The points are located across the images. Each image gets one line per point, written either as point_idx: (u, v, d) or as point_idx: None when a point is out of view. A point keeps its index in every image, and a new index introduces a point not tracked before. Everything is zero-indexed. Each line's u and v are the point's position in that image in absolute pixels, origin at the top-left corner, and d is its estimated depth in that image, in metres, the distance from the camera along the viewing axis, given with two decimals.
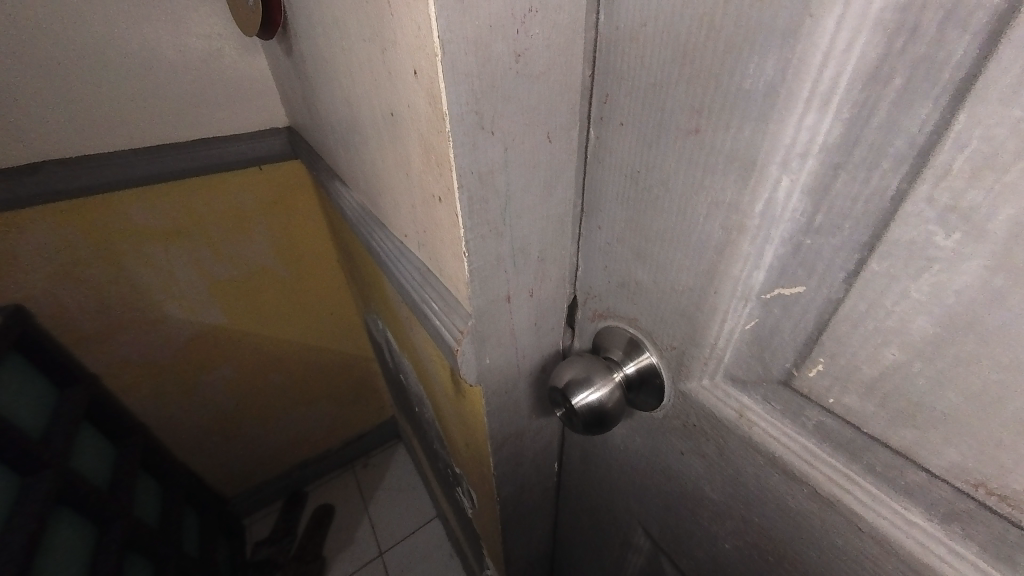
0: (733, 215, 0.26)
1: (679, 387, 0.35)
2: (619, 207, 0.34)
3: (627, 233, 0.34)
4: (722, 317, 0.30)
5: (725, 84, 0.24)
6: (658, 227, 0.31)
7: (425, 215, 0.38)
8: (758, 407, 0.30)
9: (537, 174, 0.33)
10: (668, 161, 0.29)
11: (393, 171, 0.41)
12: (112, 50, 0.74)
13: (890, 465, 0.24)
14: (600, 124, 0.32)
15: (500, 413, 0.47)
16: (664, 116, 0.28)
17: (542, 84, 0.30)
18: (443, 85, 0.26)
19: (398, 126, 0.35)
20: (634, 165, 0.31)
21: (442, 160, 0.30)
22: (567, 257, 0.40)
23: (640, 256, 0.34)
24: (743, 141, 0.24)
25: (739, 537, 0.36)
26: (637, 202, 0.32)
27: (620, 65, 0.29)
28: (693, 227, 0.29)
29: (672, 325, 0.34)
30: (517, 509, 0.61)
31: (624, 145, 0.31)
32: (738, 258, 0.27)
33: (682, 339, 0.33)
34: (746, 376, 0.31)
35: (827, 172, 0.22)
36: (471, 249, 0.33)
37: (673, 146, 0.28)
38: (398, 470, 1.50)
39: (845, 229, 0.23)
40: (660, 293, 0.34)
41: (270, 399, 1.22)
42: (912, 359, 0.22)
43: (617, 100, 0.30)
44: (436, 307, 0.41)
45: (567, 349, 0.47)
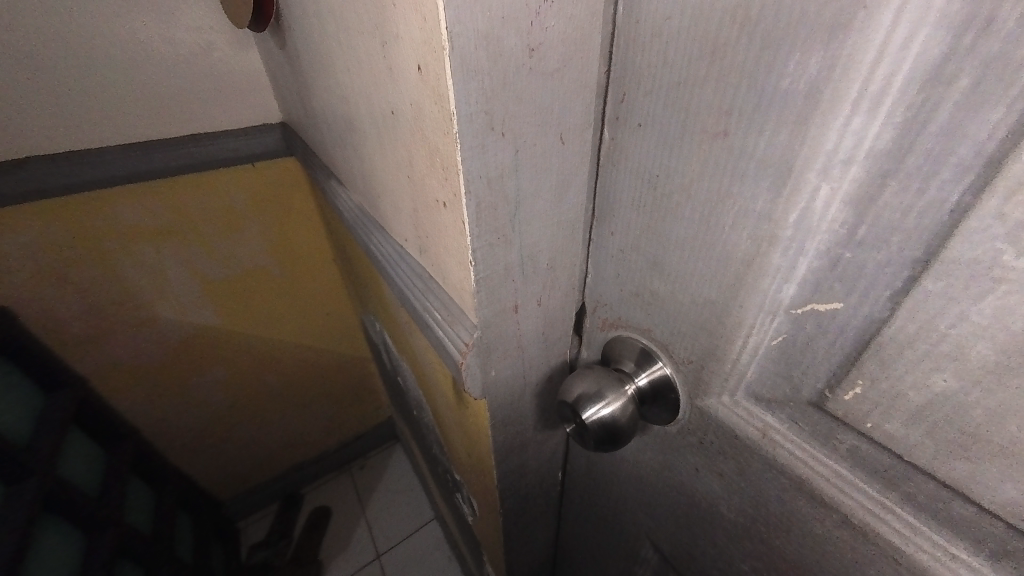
0: (763, 226, 0.24)
1: (696, 403, 0.33)
2: (635, 214, 0.32)
3: (644, 241, 0.32)
4: (746, 332, 0.28)
5: (761, 84, 0.22)
6: (678, 235, 0.29)
7: (427, 219, 0.36)
8: (783, 427, 0.28)
9: (550, 178, 0.31)
10: (692, 166, 0.27)
11: (394, 173, 0.39)
12: (98, 41, 0.71)
13: (933, 496, 0.23)
14: (617, 125, 0.30)
15: (505, 425, 0.45)
16: (689, 117, 0.26)
17: (556, 83, 0.27)
18: (450, 82, 0.24)
19: (399, 125, 0.33)
20: (653, 169, 0.29)
21: (448, 164, 0.28)
22: (578, 264, 0.38)
23: (658, 266, 0.32)
24: (779, 146, 0.22)
25: (756, 558, 0.34)
26: (655, 209, 0.30)
27: (639, 61, 0.27)
28: (718, 237, 0.27)
29: (690, 338, 0.32)
30: (520, 520, 0.59)
31: (643, 147, 0.29)
32: (767, 271, 0.25)
33: (702, 355, 0.31)
34: (773, 394, 0.29)
35: (873, 181, 0.20)
36: (479, 259, 0.31)
37: (698, 149, 0.26)
38: (397, 472, 1.48)
39: (893, 244, 0.21)
40: (679, 304, 0.31)
41: (265, 401, 1.20)
42: (967, 387, 0.20)
43: (636, 99, 0.28)
44: (439, 316, 0.39)
45: (576, 360, 0.45)
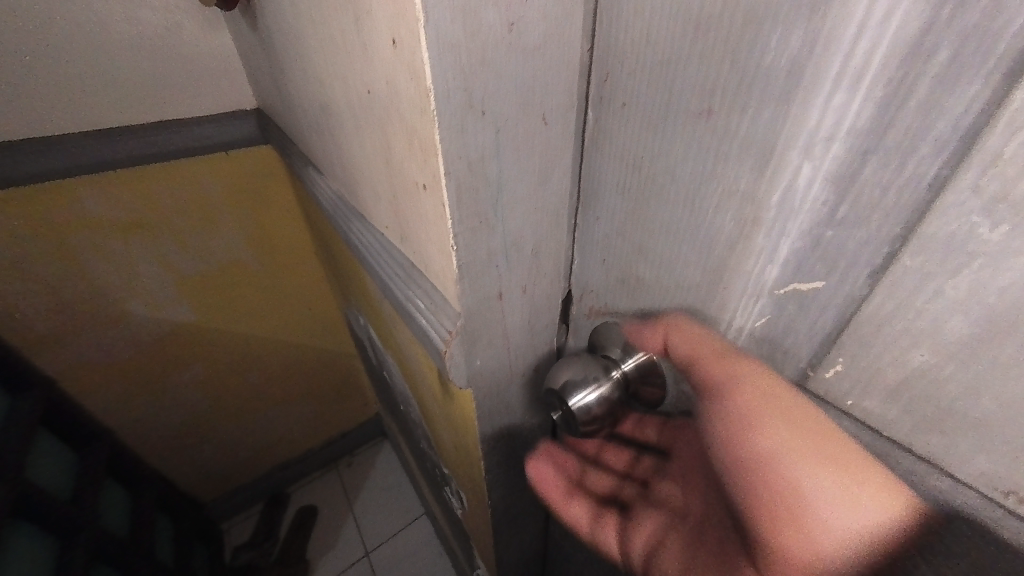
0: (746, 208, 0.25)
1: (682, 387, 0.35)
2: (619, 198, 0.31)
3: (629, 226, 0.32)
4: (732, 313, 0.29)
5: (743, 63, 0.22)
6: (662, 219, 0.29)
7: (407, 205, 0.35)
8: None
9: (533, 162, 0.31)
10: (676, 147, 0.26)
11: (372, 158, 0.38)
12: (56, 22, 0.67)
13: (913, 471, 0.23)
14: (599, 105, 0.29)
15: (491, 415, 0.44)
16: (672, 96, 0.25)
17: (538, 61, 0.27)
18: (426, 57, 0.23)
19: (376, 107, 0.32)
20: (638, 150, 0.29)
21: (427, 144, 0.27)
22: (562, 250, 0.37)
23: (642, 252, 0.32)
24: (762, 124, 0.22)
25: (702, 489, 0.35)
26: (640, 192, 0.30)
27: (622, 39, 0.26)
28: (701, 220, 0.27)
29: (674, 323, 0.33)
30: (508, 511, 0.59)
31: (627, 129, 0.29)
32: (751, 253, 0.26)
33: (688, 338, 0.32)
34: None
35: (854, 159, 0.20)
36: (461, 244, 0.31)
37: (682, 129, 0.26)
38: (384, 468, 1.47)
39: (874, 221, 0.21)
40: (665, 290, 0.32)
41: (247, 399, 1.17)
42: (943, 361, 0.20)
43: (619, 79, 0.27)
44: (422, 305, 0.38)
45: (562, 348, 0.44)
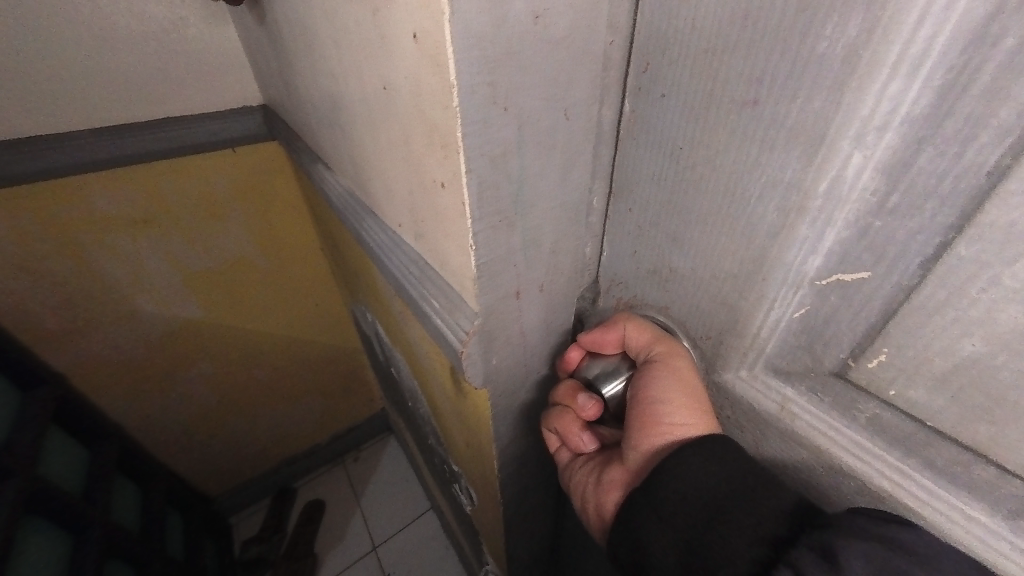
0: (791, 196, 0.23)
1: (712, 377, 0.34)
2: (655, 187, 0.31)
3: (662, 215, 0.31)
4: (768, 305, 0.27)
5: (794, 48, 0.20)
6: (699, 208, 0.28)
7: (424, 202, 0.34)
8: (803, 398, 0.28)
9: (553, 158, 0.30)
10: (717, 136, 0.25)
11: (386, 153, 0.37)
12: (62, 16, 0.66)
13: (955, 460, 0.23)
14: (639, 93, 0.29)
15: (506, 415, 0.44)
16: (714, 86, 0.24)
17: (562, 52, 0.26)
18: (451, 51, 0.22)
19: (393, 102, 0.31)
20: (675, 141, 0.28)
21: (447, 140, 0.26)
22: (581, 248, 0.37)
23: (676, 240, 0.31)
24: (813, 113, 0.21)
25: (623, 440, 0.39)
26: (678, 180, 0.29)
27: (667, 28, 0.25)
28: (742, 208, 0.26)
29: (709, 314, 0.31)
30: (520, 509, 0.59)
31: (666, 119, 0.28)
32: (793, 242, 0.24)
33: (717, 326, 0.31)
34: (791, 367, 0.29)
35: (909, 146, 0.19)
36: (481, 243, 0.29)
37: (725, 120, 0.25)
38: (390, 463, 1.47)
39: (926, 210, 0.20)
40: (698, 280, 0.31)
41: (254, 394, 1.17)
42: (995, 351, 0.20)
43: (660, 69, 0.27)
44: (437, 304, 0.37)
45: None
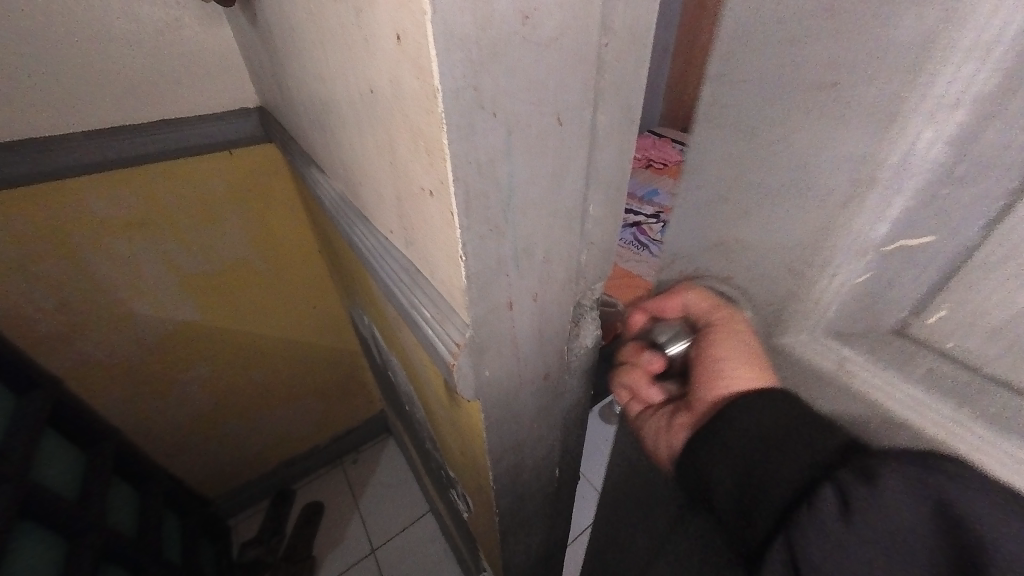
0: (863, 167, 0.24)
1: (773, 341, 0.34)
2: (724, 165, 0.32)
3: (733, 189, 0.32)
4: (831, 272, 0.27)
5: (869, 36, 0.21)
6: (769, 182, 0.29)
7: (412, 209, 0.33)
8: (861, 357, 0.28)
9: (545, 164, 0.28)
10: (794, 112, 0.26)
11: (374, 158, 0.36)
12: (55, 16, 0.65)
13: (1008, 405, 0.23)
14: (715, 84, 0.30)
15: (500, 426, 0.43)
16: (794, 71, 0.25)
17: (552, 55, 0.25)
18: (433, 54, 0.21)
19: (379, 106, 0.30)
20: (756, 119, 0.28)
21: (432, 146, 0.25)
22: (573, 256, 0.36)
23: (745, 214, 0.31)
24: (889, 94, 0.21)
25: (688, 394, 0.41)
26: (752, 156, 0.29)
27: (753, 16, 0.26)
28: (813, 180, 0.26)
29: (773, 283, 0.31)
30: (516, 518, 0.58)
31: (744, 103, 0.29)
32: (864, 211, 0.25)
33: (782, 293, 0.31)
34: (851, 328, 0.29)
35: (980, 120, 0.20)
36: (469, 252, 0.28)
37: (805, 96, 0.25)
38: (389, 465, 1.47)
39: (993, 174, 0.21)
40: (766, 249, 0.31)
41: (251, 397, 1.16)
42: None
43: (740, 56, 0.28)
44: (427, 313, 0.36)
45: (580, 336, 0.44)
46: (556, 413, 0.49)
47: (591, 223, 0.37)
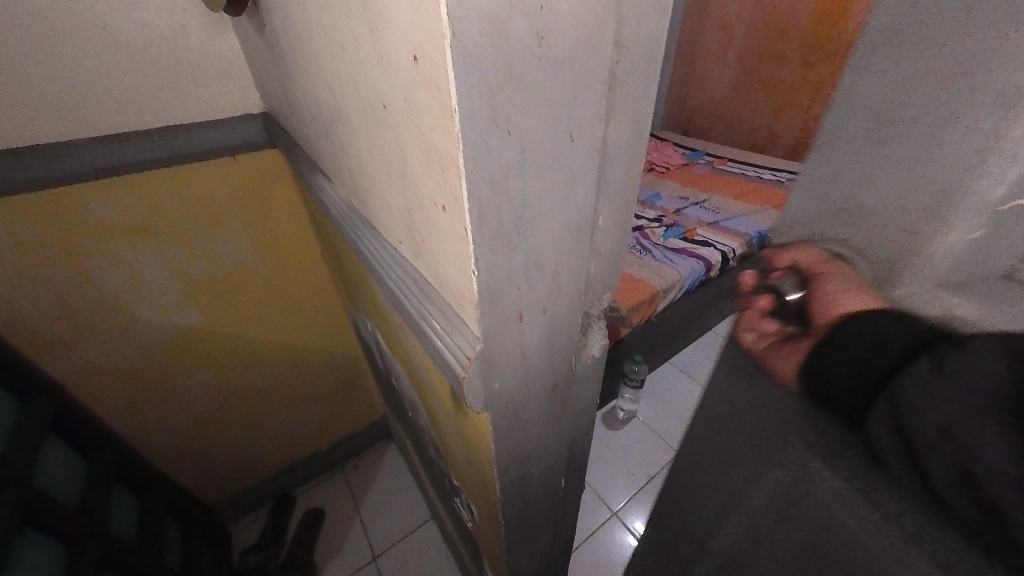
0: (986, 141, 0.25)
1: (886, 294, 0.31)
2: (852, 144, 0.32)
3: (864, 165, 0.32)
4: (947, 230, 0.27)
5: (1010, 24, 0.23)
6: (897, 153, 0.29)
7: (423, 223, 0.33)
8: (967, 302, 0.26)
9: (557, 179, 0.29)
10: (923, 94, 0.27)
11: (384, 171, 0.36)
12: (62, 23, 0.65)
13: None
14: (853, 75, 0.31)
15: (508, 436, 0.43)
16: (925, 60, 0.27)
17: (566, 72, 0.25)
18: (450, 74, 0.21)
19: (391, 121, 0.30)
20: (882, 104, 0.30)
21: (447, 163, 0.25)
22: (582, 267, 0.36)
23: (870, 178, 0.31)
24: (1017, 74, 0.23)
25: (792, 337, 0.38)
26: (883, 133, 0.30)
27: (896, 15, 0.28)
28: (938, 151, 0.27)
29: (888, 240, 0.30)
30: (521, 527, 0.58)
31: (873, 90, 0.30)
32: (984, 175, 0.25)
33: (897, 248, 0.30)
34: (960, 277, 0.27)
35: None
36: (482, 267, 0.28)
37: (942, 78, 0.26)
38: (391, 470, 1.46)
39: None
40: (885, 215, 0.31)
41: (253, 402, 1.16)
42: None
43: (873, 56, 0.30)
44: (436, 325, 0.36)
45: (587, 343, 0.45)
46: (563, 423, 0.50)
47: (600, 235, 0.37)
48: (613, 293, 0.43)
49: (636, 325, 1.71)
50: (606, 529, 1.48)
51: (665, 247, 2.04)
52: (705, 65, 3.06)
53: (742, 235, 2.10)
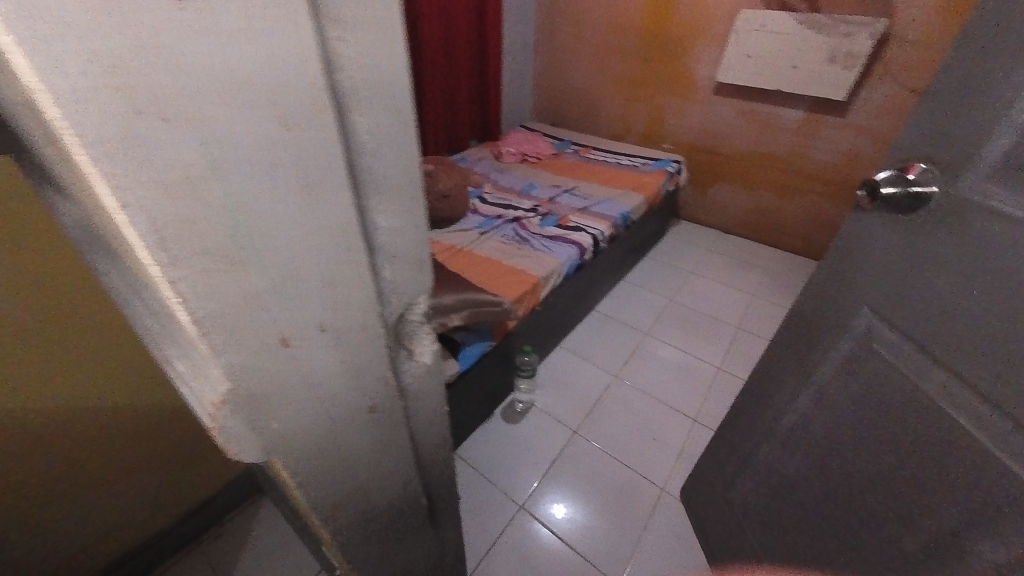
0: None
1: (952, 191, 0.51)
2: (946, 102, 0.51)
3: (945, 113, 0.51)
4: (999, 145, 0.47)
5: None
6: (965, 105, 0.49)
7: (118, 240, 0.26)
8: (1001, 199, 0.47)
9: (284, 175, 0.24)
10: (997, 65, 0.46)
11: (57, 165, 0.26)
12: None
13: None
14: (951, 62, 0.51)
15: (326, 477, 0.38)
16: (992, 50, 0.47)
17: (250, 47, 0.20)
18: (14, 46, 0.16)
19: (20, 99, 0.22)
20: (972, 75, 0.49)
21: (80, 164, 0.19)
22: (367, 278, 0.32)
23: (954, 118, 0.51)
24: None
25: (915, 248, 0.56)
26: (969, 91, 0.49)
27: (994, 23, 0.47)
28: (994, 99, 0.47)
29: (959, 152, 0.50)
30: (382, 558, 0.53)
31: (968, 64, 0.49)
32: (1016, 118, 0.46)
33: (966, 155, 0.50)
34: (998, 183, 0.48)
35: None
36: (192, 292, 0.23)
37: (1005, 57, 0.46)
38: (270, 531, 1.24)
39: None
40: (957, 140, 0.51)
41: (39, 495, 0.87)
42: None
43: (975, 44, 0.48)
44: (179, 366, 0.29)
45: (414, 351, 0.42)
46: (404, 445, 0.45)
47: (387, 235, 0.33)
48: (430, 294, 0.40)
49: (522, 316, 1.76)
50: (515, 524, 1.49)
51: (543, 236, 2.12)
52: (563, 57, 3.24)
53: (609, 218, 2.29)
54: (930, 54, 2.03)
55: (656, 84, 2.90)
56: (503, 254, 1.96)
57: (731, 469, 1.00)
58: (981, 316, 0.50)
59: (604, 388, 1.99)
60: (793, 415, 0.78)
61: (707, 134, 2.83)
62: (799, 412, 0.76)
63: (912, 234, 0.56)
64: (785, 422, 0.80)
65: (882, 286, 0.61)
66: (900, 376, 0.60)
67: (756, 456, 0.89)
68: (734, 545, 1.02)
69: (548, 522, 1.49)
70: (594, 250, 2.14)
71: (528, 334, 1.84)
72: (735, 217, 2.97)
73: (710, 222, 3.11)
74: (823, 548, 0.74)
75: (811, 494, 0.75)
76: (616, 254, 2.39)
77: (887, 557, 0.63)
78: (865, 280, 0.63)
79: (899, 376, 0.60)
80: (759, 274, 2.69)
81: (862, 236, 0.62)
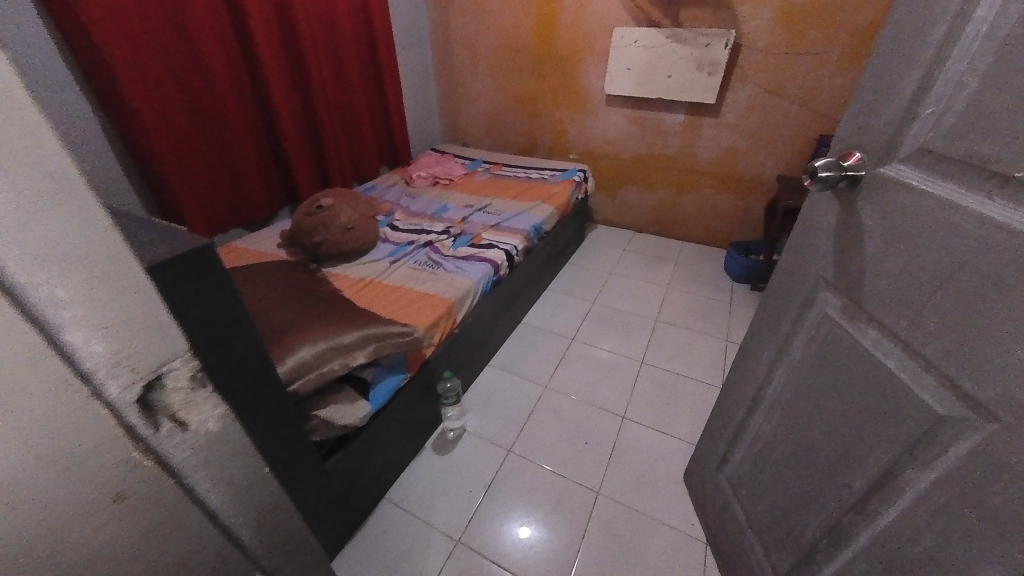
0: (920, 90, 0.53)
1: (875, 170, 0.59)
2: (869, 96, 0.60)
3: (868, 107, 0.60)
4: (908, 130, 0.55)
5: (929, 38, 0.51)
6: (884, 98, 0.57)
7: None
8: (911, 170, 0.55)
9: None
10: (904, 64, 0.54)
11: None
12: None
13: (948, 186, 0.50)
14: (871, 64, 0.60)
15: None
16: (900, 51, 0.55)
17: None
18: None
19: None
20: (886, 75, 0.57)
21: None
22: (54, 358, 0.30)
23: (875, 109, 0.59)
24: (934, 63, 0.51)
25: (847, 219, 0.64)
26: (885, 87, 0.57)
27: (899, 29, 0.55)
28: (900, 92, 0.55)
29: (879, 138, 0.58)
30: None
31: (886, 63, 0.57)
32: (917, 111, 0.53)
33: (882, 140, 0.58)
34: (907, 160, 0.56)
35: (959, 75, 0.49)
36: None
37: (906, 57, 0.54)
38: None
39: (950, 101, 0.50)
40: (875, 129, 0.59)
41: None
42: (953, 134, 0.50)
43: (888, 47, 0.57)
44: None
45: (188, 421, 0.40)
46: (200, 521, 0.42)
47: (84, 310, 0.31)
48: (184, 355, 0.38)
49: (438, 342, 1.72)
50: (451, 562, 1.42)
51: (455, 258, 2.11)
52: (464, 80, 3.31)
53: (521, 231, 2.34)
54: (775, 57, 2.29)
55: (554, 99, 3.04)
56: (414, 280, 1.93)
57: (725, 441, 1.08)
58: (897, 274, 0.57)
59: (535, 400, 2.00)
60: (774, 384, 0.86)
61: (606, 142, 3.01)
62: (778, 381, 0.84)
63: (848, 207, 0.64)
64: (769, 389, 0.88)
65: (828, 256, 0.69)
66: (843, 335, 0.66)
67: (748, 426, 0.97)
68: (729, 514, 1.08)
69: (490, 555, 1.43)
70: (508, 265, 2.17)
71: (448, 359, 1.81)
72: (643, 216, 3.16)
73: (624, 223, 3.28)
74: (797, 501, 0.80)
75: (788, 452, 0.82)
76: (534, 265, 2.44)
77: (843, 501, 0.68)
78: (817, 252, 0.71)
79: (842, 333, 0.67)
80: (670, 266, 2.87)
81: (817, 213, 0.71)
